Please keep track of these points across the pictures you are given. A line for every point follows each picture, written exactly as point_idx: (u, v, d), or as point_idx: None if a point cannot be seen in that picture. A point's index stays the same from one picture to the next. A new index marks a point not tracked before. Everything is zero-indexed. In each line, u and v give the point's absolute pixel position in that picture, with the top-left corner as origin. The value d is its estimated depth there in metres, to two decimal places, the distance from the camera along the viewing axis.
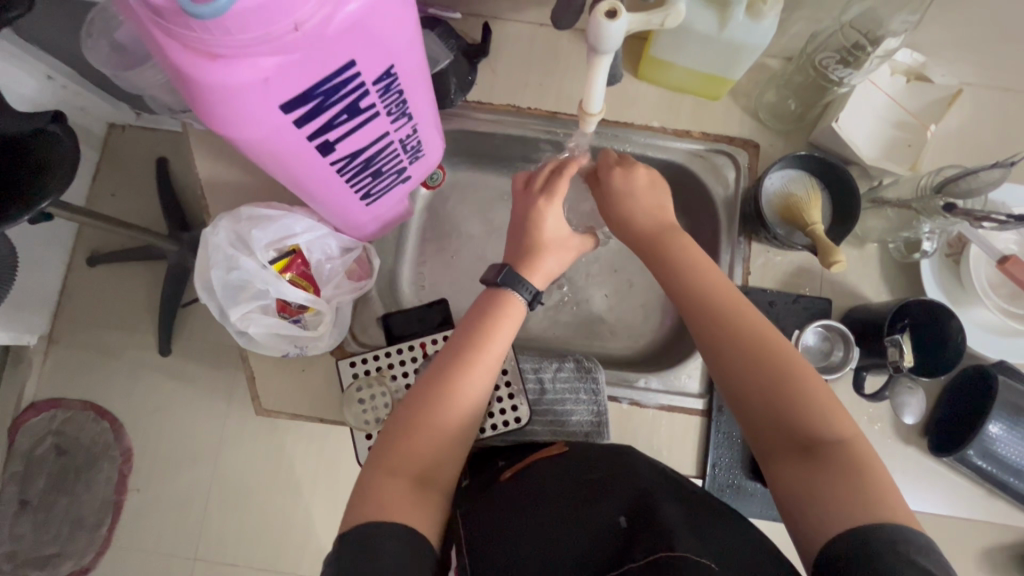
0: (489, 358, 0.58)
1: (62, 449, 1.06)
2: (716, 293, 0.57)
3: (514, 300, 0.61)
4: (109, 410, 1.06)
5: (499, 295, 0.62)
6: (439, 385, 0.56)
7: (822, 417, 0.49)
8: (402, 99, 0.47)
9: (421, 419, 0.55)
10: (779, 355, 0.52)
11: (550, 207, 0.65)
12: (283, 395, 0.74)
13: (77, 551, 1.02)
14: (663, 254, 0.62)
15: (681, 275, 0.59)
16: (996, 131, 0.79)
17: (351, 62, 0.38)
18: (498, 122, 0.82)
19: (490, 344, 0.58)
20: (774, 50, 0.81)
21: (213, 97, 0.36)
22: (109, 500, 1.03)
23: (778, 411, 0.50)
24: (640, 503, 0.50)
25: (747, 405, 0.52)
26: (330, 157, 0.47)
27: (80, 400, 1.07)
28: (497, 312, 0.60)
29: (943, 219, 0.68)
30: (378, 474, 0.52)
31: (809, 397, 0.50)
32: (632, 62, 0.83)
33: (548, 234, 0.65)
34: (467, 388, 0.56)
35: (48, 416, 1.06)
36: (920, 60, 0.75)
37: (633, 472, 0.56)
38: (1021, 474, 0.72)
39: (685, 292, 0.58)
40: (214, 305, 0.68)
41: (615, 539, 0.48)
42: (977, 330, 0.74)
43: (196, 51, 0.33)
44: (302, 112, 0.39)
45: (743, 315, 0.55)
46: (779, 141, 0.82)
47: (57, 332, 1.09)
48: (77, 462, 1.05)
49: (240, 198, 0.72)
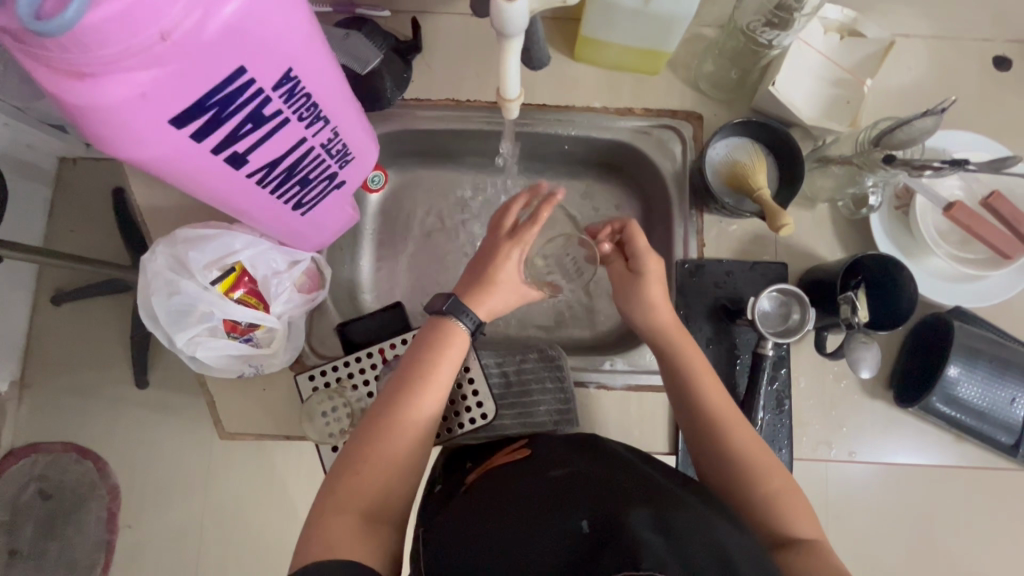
0: (435, 390, 0.57)
1: (47, 494, 1.04)
2: (716, 404, 0.60)
3: (457, 326, 0.59)
4: (90, 449, 1.03)
5: (442, 322, 0.60)
6: (384, 418, 0.54)
7: (795, 521, 0.53)
8: (312, 103, 0.45)
9: (375, 454, 0.53)
10: (763, 466, 0.56)
11: (512, 252, 0.62)
12: (245, 417, 0.73)
13: None
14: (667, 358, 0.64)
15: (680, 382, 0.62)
16: (934, 79, 0.79)
17: (241, 69, 0.37)
18: (439, 117, 0.81)
19: (433, 372, 0.57)
20: (707, 19, 0.81)
21: (94, 121, 0.34)
22: (100, 540, 1.01)
23: (756, 504, 0.54)
24: (607, 509, 0.48)
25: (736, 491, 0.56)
26: (244, 169, 0.46)
27: (59, 442, 1.04)
28: (440, 340, 0.59)
29: (884, 171, 0.68)
30: (327, 512, 0.49)
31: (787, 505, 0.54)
32: (568, 43, 0.82)
33: (501, 276, 0.61)
34: (410, 421, 0.55)
35: (29, 462, 1.04)
36: (850, 15, 0.73)
37: (598, 475, 0.54)
38: (984, 417, 0.72)
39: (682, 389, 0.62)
40: (160, 332, 0.66)
41: (572, 545, 0.46)
42: (932, 279, 0.75)
43: (64, 72, 0.32)
44: (198, 126, 0.38)
45: (736, 429, 0.59)
46: (723, 109, 0.81)
47: (29, 376, 1.06)
48: (64, 505, 1.03)
49: (180, 221, 0.71)
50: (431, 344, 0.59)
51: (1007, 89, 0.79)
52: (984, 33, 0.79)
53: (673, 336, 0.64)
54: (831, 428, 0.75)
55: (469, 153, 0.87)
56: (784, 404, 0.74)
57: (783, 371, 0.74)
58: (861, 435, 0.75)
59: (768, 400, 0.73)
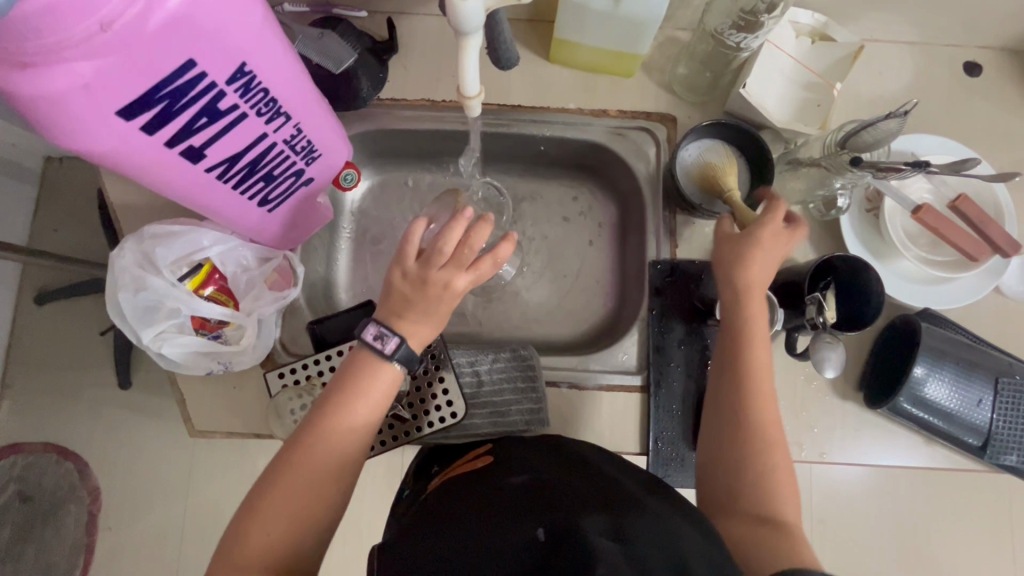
0: (345, 432, 0.53)
1: (27, 495, 1.04)
2: (755, 381, 0.59)
3: (375, 364, 0.55)
4: (71, 450, 1.03)
5: (360, 359, 0.55)
6: (289, 466, 0.52)
7: (788, 509, 0.55)
8: (271, 98, 0.46)
9: (292, 487, 0.51)
10: (778, 452, 0.57)
11: (463, 286, 0.55)
12: (214, 415, 0.73)
13: None
14: (733, 323, 0.61)
15: (735, 348, 0.61)
16: (906, 84, 0.80)
17: (190, 62, 0.37)
18: (414, 117, 0.81)
19: (345, 414, 0.54)
20: (681, 22, 0.81)
21: (39, 112, 0.34)
22: (79, 543, 0.99)
23: (755, 482, 0.56)
24: (560, 516, 0.49)
25: (743, 465, 0.57)
26: (202, 163, 0.46)
27: (40, 442, 1.04)
28: (355, 379, 0.55)
29: (852, 174, 0.68)
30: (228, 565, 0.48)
31: (781, 492, 0.56)
32: (544, 45, 0.83)
33: (442, 309, 0.56)
34: (316, 470, 0.52)
35: (9, 462, 1.04)
36: (821, 20, 0.75)
37: (556, 483, 0.55)
38: (952, 418, 0.72)
39: (737, 354, 0.60)
40: (128, 328, 0.66)
41: (531, 550, 0.46)
42: (902, 282, 0.75)
43: (5, 61, 0.32)
44: (149, 118, 0.38)
45: (762, 411, 0.58)
46: (697, 112, 0.82)
47: (11, 375, 1.06)
48: (42, 507, 1.03)
49: (151, 218, 0.71)
50: (348, 383, 0.55)
51: (977, 94, 0.80)
52: (955, 39, 0.80)
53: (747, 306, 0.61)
54: (802, 429, 0.75)
55: (447, 153, 0.87)
56: None
57: None
58: (831, 437, 0.76)
59: None
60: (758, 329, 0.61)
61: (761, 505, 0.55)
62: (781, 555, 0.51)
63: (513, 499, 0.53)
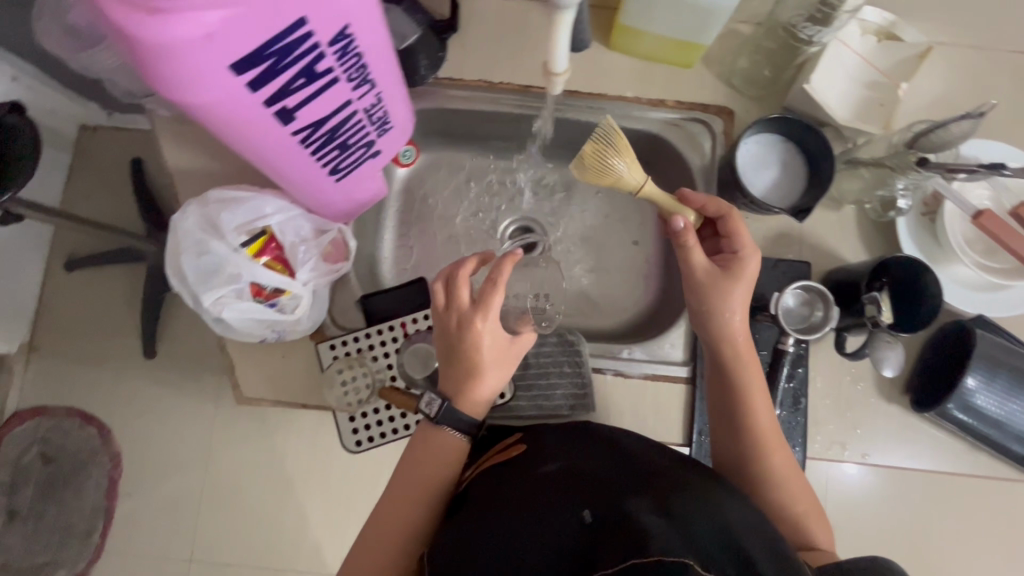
0: (426, 489, 0.61)
1: (49, 458, 1.02)
2: (765, 425, 0.63)
3: (447, 436, 0.62)
4: (95, 415, 0.99)
5: (434, 431, 0.63)
6: (384, 515, 0.61)
7: (815, 531, 0.61)
8: (362, 63, 0.46)
9: (373, 557, 0.59)
10: (794, 485, 0.62)
11: (488, 326, 0.59)
12: (262, 384, 0.73)
13: (70, 559, 0.97)
14: (727, 373, 0.65)
15: (732, 396, 0.64)
16: (968, 88, 0.79)
17: (301, 20, 0.38)
18: (469, 98, 0.81)
19: (425, 474, 0.62)
20: (743, 15, 0.81)
21: (157, 60, 0.34)
22: (99, 506, 0.97)
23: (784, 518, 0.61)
24: (609, 501, 0.50)
25: (769, 501, 0.62)
26: (290, 126, 0.46)
27: (65, 406, 1.01)
28: (431, 445, 0.62)
29: (917, 175, 0.68)
30: None
31: (813, 522, 0.61)
32: (603, 32, 0.82)
33: (487, 356, 0.60)
34: (405, 518, 0.60)
35: (32, 425, 1.02)
36: (889, 19, 0.74)
37: (593, 465, 0.56)
38: (1000, 426, 0.72)
39: (736, 402, 0.64)
40: (187, 292, 0.66)
41: (579, 534, 0.48)
42: (955, 287, 0.75)
43: (135, 6, 0.32)
44: (256, 74, 0.38)
45: (778, 450, 0.62)
46: (754, 106, 0.81)
47: (38, 339, 1.03)
48: (65, 469, 1.01)
49: (209, 184, 0.71)
50: (425, 448, 0.62)
51: None
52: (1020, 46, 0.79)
53: (740, 351, 0.65)
54: (845, 429, 0.75)
55: (498, 137, 0.87)
56: (801, 402, 0.74)
57: (800, 370, 0.74)
58: (874, 438, 0.75)
59: (784, 397, 0.73)
60: (750, 373, 0.64)
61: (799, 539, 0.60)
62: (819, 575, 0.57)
63: (555, 484, 0.55)
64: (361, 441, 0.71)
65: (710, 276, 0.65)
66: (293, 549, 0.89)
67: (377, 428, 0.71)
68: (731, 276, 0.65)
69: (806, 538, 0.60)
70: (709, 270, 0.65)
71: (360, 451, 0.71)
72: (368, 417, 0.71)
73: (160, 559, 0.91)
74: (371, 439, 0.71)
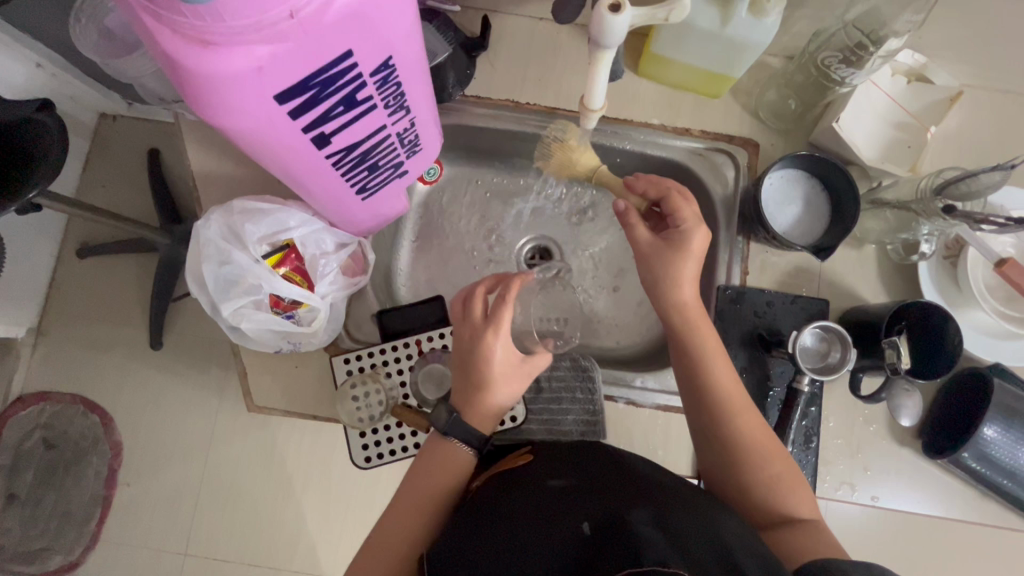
0: (431, 500, 0.61)
1: (51, 444, 0.97)
2: (725, 393, 0.61)
3: (456, 449, 0.62)
4: (99, 404, 0.96)
5: (442, 444, 0.62)
6: (387, 522, 0.59)
7: (794, 505, 0.57)
8: (400, 92, 0.46)
9: (372, 563, 0.57)
10: (766, 457, 0.59)
11: (499, 339, 0.59)
12: (274, 393, 0.73)
13: (66, 545, 0.92)
14: (684, 342, 0.63)
15: (692, 364, 0.62)
16: (996, 135, 0.79)
17: (348, 52, 0.37)
18: (494, 116, 0.81)
19: (432, 484, 0.61)
20: (774, 48, 0.80)
21: (203, 87, 0.35)
22: (98, 495, 0.92)
23: (757, 495, 0.58)
24: (608, 512, 0.50)
25: (741, 475, 0.59)
26: (325, 149, 0.46)
27: (70, 392, 0.97)
28: (437, 459, 0.62)
29: (942, 221, 0.67)
30: None
31: (786, 490, 0.58)
32: (632, 57, 0.82)
33: (496, 371, 0.60)
34: (406, 526, 0.59)
35: (36, 409, 0.97)
36: (921, 61, 0.74)
37: (594, 480, 0.56)
38: (1014, 477, 0.71)
39: (695, 374, 0.62)
40: (205, 299, 0.66)
41: (577, 545, 0.48)
42: (974, 333, 0.74)
43: (187, 37, 0.32)
44: (298, 103, 0.38)
45: (740, 415, 0.60)
46: (780, 140, 0.81)
47: (47, 324, 1.00)
48: (66, 457, 0.96)
49: (233, 191, 0.72)
50: (432, 461, 0.62)
51: None
52: None
53: (694, 317, 0.63)
54: (855, 469, 0.75)
55: (521, 155, 0.87)
56: (813, 441, 0.73)
57: (813, 409, 0.73)
58: (884, 480, 0.75)
59: (796, 435, 0.73)
60: (707, 339, 0.62)
61: (769, 509, 0.58)
62: (797, 549, 0.53)
63: (556, 499, 0.54)
64: (370, 457, 0.71)
65: (654, 248, 0.64)
66: (294, 555, 0.88)
67: (387, 445, 0.71)
68: (672, 246, 0.63)
69: (777, 506, 0.57)
70: (653, 244, 0.64)
71: (368, 467, 0.71)
72: (378, 433, 0.71)
73: (159, 558, 0.89)
74: (380, 456, 0.71)
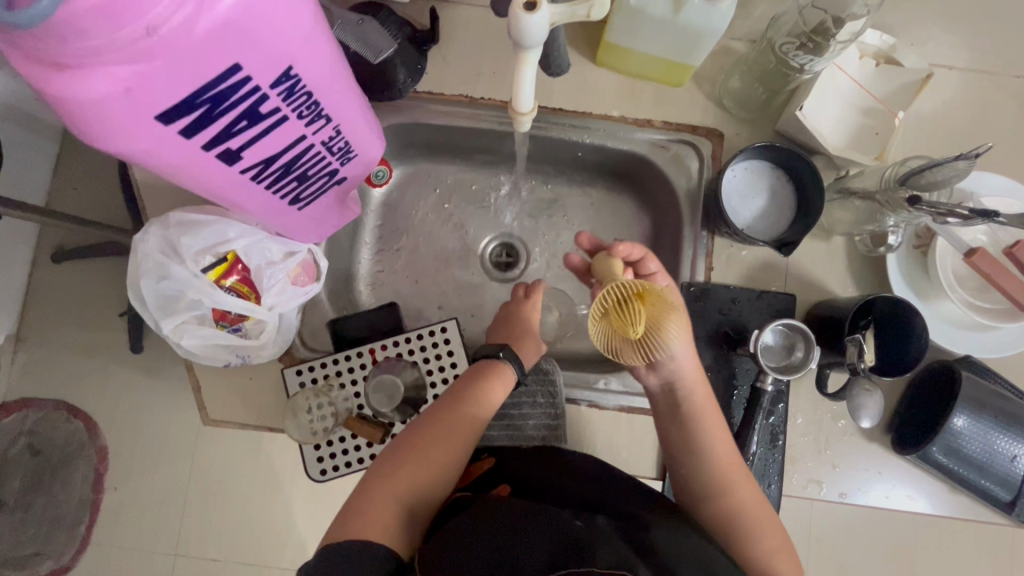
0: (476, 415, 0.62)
1: (37, 450, 0.90)
2: (724, 461, 0.61)
3: (504, 374, 0.66)
4: (83, 406, 0.89)
5: (490, 369, 0.66)
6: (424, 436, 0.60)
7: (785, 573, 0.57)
8: (313, 100, 0.43)
9: (413, 468, 0.57)
10: (762, 525, 0.59)
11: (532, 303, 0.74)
12: (228, 406, 0.73)
13: (57, 549, 0.87)
14: (683, 416, 0.63)
15: (693, 438, 0.62)
16: (969, 118, 0.75)
17: (235, 65, 0.35)
18: (449, 113, 0.78)
19: (484, 401, 0.63)
20: (737, 32, 0.77)
21: (77, 113, 0.32)
22: (85, 499, 0.88)
23: (754, 561, 0.57)
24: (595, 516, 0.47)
25: (740, 544, 0.58)
26: (237, 165, 0.43)
27: (53, 399, 0.90)
28: (486, 376, 0.65)
29: (906, 213, 0.65)
30: (375, 490, 0.55)
31: (780, 555, 0.58)
32: (590, 45, 0.79)
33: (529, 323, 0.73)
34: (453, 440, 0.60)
35: (19, 416, 0.90)
36: (889, 42, 0.70)
37: (579, 492, 0.55)
38: (984, 471, 0.70)
39: (693, 449, 0.62)
40: (147, 315, 0.64)
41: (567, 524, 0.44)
42: (943, 325, 0.72)
43: (44, 63, 0.30)
44: (188, 122, 0.36)
45: (741, 489, 0.61)
46: (745, 129, 0.78)
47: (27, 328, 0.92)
48: (52, 461, 0.89)
49: (175, 201, 0.69)
50: (480, 379, 0.65)
51: None
52: None
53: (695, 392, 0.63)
54: (823, 466, 0.74)
55: (480, 152, 0.84)
56: (779, 440, 0.72)
57: (780, 406, 0.72)
58: (853, 476, 0.74)
59: (762, 434, 0.71)
60: (708, 416, 0.63)
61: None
62: None
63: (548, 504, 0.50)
64: (325, 470, 0.70)
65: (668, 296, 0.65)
66: (280, 557, 0.86)
67: (342, 457, 0.69)
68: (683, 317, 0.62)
69: None
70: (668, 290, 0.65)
71: (324, 480, 0.70)
72: (333, 446, 0.70)
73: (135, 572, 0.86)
74: (335, 468, 0.70)
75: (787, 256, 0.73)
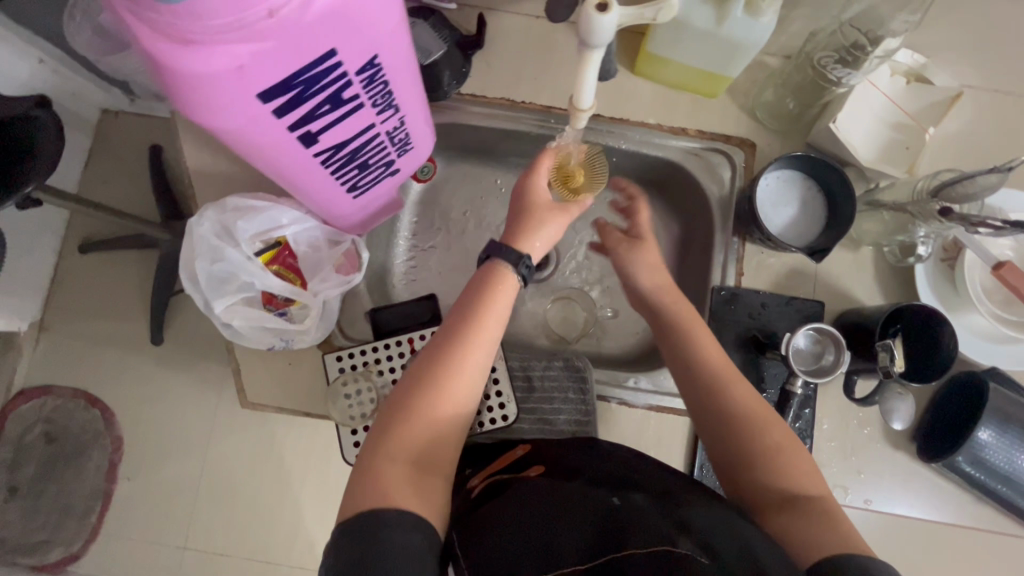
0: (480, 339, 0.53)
1: (52, 438, 0.90)
2: (718, 366, 0.57)
3: (507, 278, 0.56)
4: (101, 398, 0.90)
5: (492, 273, 0.56)
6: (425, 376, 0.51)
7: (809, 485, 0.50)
8: (388, 91, 0.46)
9: (413, 420, 0.50)
10: (777, 434, 0.52)
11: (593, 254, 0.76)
12: (268, 390, 0.75)
13: (65, 538, 0.87)
14: (675, 333, 0.61)
15: (687, 355, 0.59)
16: (995, 137, 0.78)
17: (331, 51, 0.38)
18: (490, 115, 0.81)
19: (481, 324, 0.54)
20: (772, 48, 0.80)
21: (188, 86, 0.35)
22: (98, 488, 0.88)
23: (770, 480, 0.50)
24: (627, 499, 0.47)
25: (752, 465, 0.52)
26: (313, 148, 0.46)
27: (72, 386, 0.91)
28: (487, 289, 0.55)
29: (939, 223, 0.67)
30: (378, 457, 0.48)
31: (796, 459, 0.51)
32: (629, 56, 0.82)
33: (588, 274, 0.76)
34: (461, 374, 0.52)
35: (38, 403, 0.91)
36: (920, 61, 0.74)
37: (609, 471, 0.54)
38: (1009, 482, 0.71)
39: (685, 362, 0.58)
40: (197, 296, 0.66)
41: (599, 515, 0.44)
42: (969, 336, 0.74)
43: (169, 37, 0.33)
44: (281, 102, 0.39)
45: (736, 385, 0.55)
46: (776, 140, 0.81)
47: (50, 318, 0.93)
48: (64, 452, 0.90)
49: (228, 190, 0.72)
50: (484, 291, 0.55)
51: None
52: None
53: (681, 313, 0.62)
54: (848, 472, 0.74)
55: (517, 154, 0.86)
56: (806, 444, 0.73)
57: (807, 411, 0.73)
58: (877, 484, 0.74)
59: None
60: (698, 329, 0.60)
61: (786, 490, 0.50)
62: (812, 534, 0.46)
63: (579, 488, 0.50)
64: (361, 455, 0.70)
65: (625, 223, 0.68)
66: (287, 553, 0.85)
67: None
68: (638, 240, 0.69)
69: (799, 493, 0.49)
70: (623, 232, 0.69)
71: None
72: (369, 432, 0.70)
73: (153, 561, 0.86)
74: None
75: (818, 262, 0.75)
